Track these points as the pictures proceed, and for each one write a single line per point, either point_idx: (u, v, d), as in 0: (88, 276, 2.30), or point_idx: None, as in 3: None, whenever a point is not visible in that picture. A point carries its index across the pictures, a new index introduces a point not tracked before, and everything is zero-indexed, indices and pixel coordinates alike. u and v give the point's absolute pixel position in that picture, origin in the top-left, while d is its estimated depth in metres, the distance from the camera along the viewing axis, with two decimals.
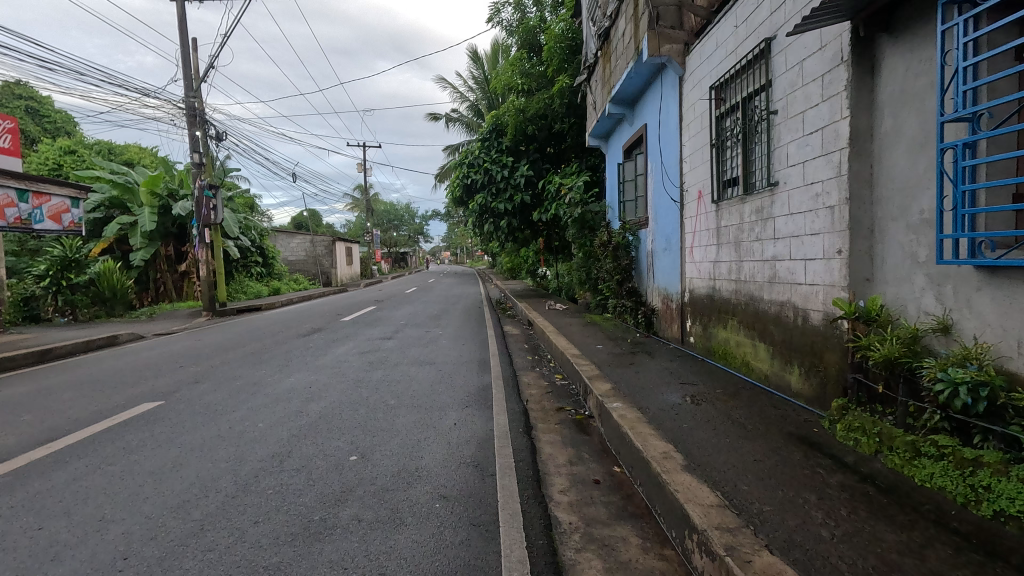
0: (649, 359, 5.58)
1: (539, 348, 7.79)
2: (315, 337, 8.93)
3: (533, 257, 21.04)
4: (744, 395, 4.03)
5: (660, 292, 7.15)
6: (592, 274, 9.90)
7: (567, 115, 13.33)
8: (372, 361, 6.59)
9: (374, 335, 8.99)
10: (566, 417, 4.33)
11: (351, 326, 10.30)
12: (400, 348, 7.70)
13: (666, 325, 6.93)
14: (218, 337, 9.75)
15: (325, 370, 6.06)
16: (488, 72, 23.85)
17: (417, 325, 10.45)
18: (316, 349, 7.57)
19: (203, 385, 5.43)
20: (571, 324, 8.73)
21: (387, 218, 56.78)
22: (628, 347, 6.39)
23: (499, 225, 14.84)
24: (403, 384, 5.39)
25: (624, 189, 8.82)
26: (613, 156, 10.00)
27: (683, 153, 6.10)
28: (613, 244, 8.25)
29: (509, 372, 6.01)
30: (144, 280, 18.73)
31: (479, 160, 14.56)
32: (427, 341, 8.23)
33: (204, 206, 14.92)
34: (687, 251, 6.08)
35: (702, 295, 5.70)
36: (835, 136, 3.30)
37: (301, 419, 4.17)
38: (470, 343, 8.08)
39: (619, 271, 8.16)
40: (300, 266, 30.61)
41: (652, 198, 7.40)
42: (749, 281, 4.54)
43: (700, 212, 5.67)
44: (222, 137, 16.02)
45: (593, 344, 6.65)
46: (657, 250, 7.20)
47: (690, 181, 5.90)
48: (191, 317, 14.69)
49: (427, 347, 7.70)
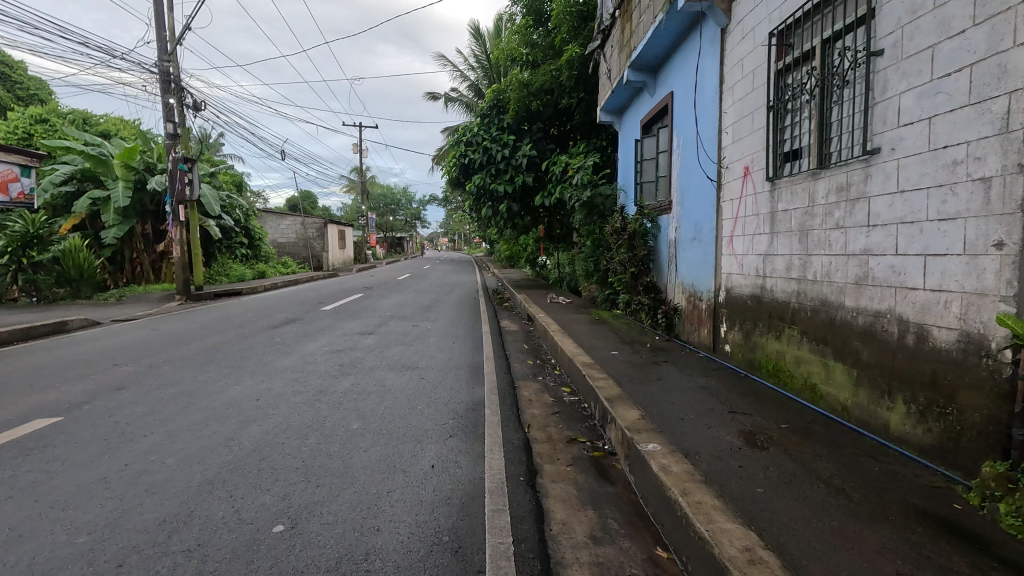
0: (679, 372, 4.54)
1: (541, 350, 6.74)
2: (286, 330, 7.85)
3: (533, 245, 19.95)
4: (822, 435, 3.00)
5: (684, 288, 6.13)
6: (601, 265, 8.85)
7: (575, 89, 12.21)
8: (344, 364, 5.53)
9: (354, 329, 7.92)
10: (580, 456, 3.28)
11: (330, 317, 9.24)
12: (381, 346, 6.64)
13: (691, 327, 5.90)
14: (179, 326, 8.64)
15: (284, 375, 5.00)
16: (489, 49, 22.63)
17: (405, 317, 9.36)
18: (281, 346, 6.50)
19: (126, 393, 4.36)
20: (577, 322, 7.66)
21: (384, 202, 55.48)
22: (649, 354, 5.34)
23: (499, 209, 13.74)
24: (374, 397, 4.33)
25: (642, 168, 7.75)
26: (629, 132, 8.92)
27: (723, 122, 5.05)
28: (629, 231, 7.20)
29: (507, 383, 4.95)
30: (119, 259, 17.67)
31: (478, 138, 13.43)
32: (411, 339, 7.16)
33: (179, 181, 13.76)
34: (725, 241, 5.04)
35: (745, 295, 4.65)
36: (999, 74, 2.24)
37: (227, 450, 3.12)
38: (461, 342, 7.02)
39: (634, 263, 7.12)
40: (290, 249, 29.43)
41: (678, 178, 6.35)
42: (822, 282, 3.49)
43: (746, 193, 4.63)
44: (200, 107, 14.86)
45: (607, 349, 5.59)
46: (682, 240, 6.16)
47: (733, 155, 4.84)
48: (162, 301, 13.59)
49: (413, 346, 6.65)
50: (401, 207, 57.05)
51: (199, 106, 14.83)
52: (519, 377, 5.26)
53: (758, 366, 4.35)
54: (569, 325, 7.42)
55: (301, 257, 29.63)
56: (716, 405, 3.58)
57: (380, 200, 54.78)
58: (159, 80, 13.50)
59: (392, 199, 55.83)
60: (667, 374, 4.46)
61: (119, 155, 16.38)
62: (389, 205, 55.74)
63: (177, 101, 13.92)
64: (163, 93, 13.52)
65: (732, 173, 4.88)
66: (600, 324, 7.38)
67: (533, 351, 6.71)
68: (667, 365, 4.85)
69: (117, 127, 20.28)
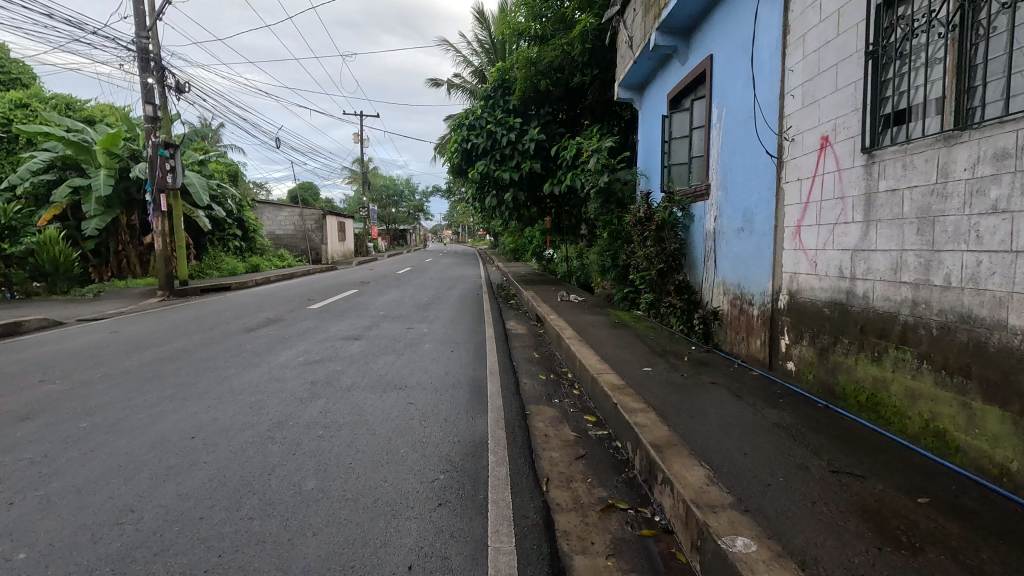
0: (737, 400, 3.55)
1: (556, 360, 5.76)
2: (263, 334, 6.88)
3: (540, 238, 18.94)
4: (989, 519, 2.03)
5: (727, 288, 5.15)
6: (620, 260, 7.86)
7: (588, 66, 11.17)
8: (318, 380, 4.57)
9: (340, 332, 6.94)
10: (625, 538, 2.31)
11: (316, 318, 8.26)
12: (366, 354, 5.66)
13: (737, 336, 4.92)
14: (146, 327, 7.69)
15: (240, 397, 4.04)
16: (493, 32, 21.50)
17: (400, 317, 8.37)
18: (250, 355, 5.52)
19: (31, 425, 3.41)
20: (595, 326, 6.68)
21: (386, 193, 54.43)
22: (689, 371, 4.36)
23: (504, 198, 12.73)
24: (346, 433, 3.36)
25: (671, 148, 6.74)
26: (654, 108, 7.86)
27: (787, 82, 4.03)
28: (656, 222, 6.19)
29: (516, 409, 3.98)
30: (103, 251, 16.86)
31: (482, 121, 12.40)
32: (405, 345, 6.20)
33: (159, 167, 12.79)
34: (788, 233, 4.05)
35: (820, 303, 3.65)
36: None
37: (117, 534, 2.17)
38: (462, 349, 6.02)
39: (660, 259, 6.13)
40: (288, 241, 28.49)
41: (719, 157, 5.33)
42: (960, 290, 2.50)
43: (821, 171, 3.63)
44: (183, 89, 13.91)
45: (636, 363, 4.61)
46: (725, 231, 5.16)
47: (803, 123, 3.83)
48: (143, 297, 12.68)
49: (404, 355, 5.66)
50: (404, 198, 55.96)
51: (182, 88, 13.88)
52: (530, 400, 4.28)
53: (842, 395, 3.37)
54: (585, 329, 6.44)
55: (299, 249, 28.65)
56: (806, 458, 2.61)
57: (382, 191, 53.72)
58: (137, 58, 12.56)
59: (394, 191, 54.80)
60: (722, 403, 3.49)
61: (101, 141, 15.42)
62: (392, 197, 54.68)
63: (157, 81, 12.99)
64: (141, 73, 12.58)
65: (800, 146, 3.87)
66: (622, 329, 6.38)
67: (546, 361, 5.73)
68: (718, 388, 3.86)
69: (103, 113, 19.30)
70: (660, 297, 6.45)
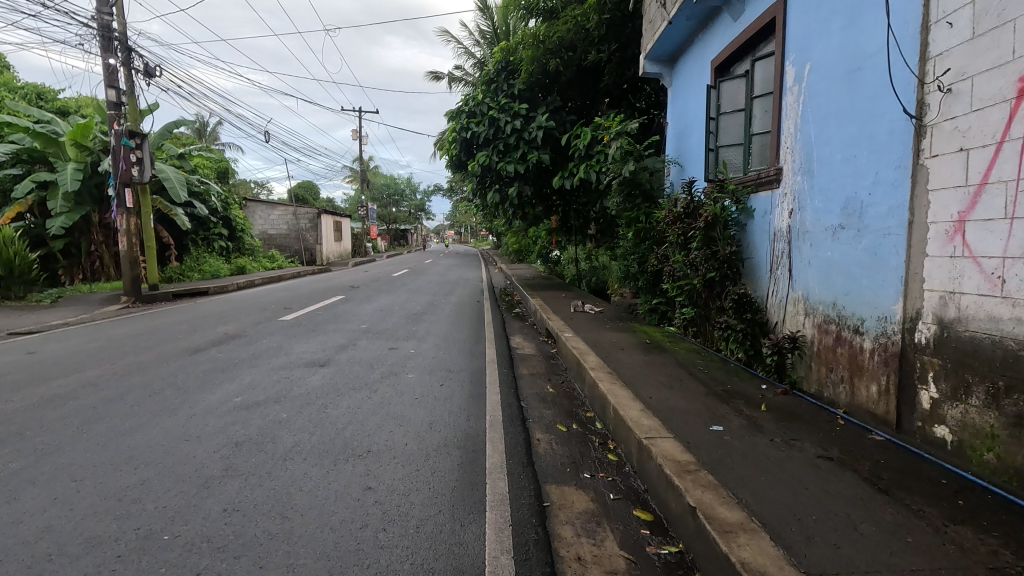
0: (891, 503, 2.19)
1: (578, 398, 4.41)
2: (209, 356, 5.54)
3: (545, 237, 17.64)
4: None
5: (813, 308, 3.82)
6: (650, 266, 6.52)
7: (604, 40, 9.82)
8: (247, 440, 3.23)
9: (305, 355, 5.60)
10: None
11: (283, 334, 6.91)
12: (328, 391, 4.30)
13: (830, 375, 3.60)
14: (74, 345, 6.35)
15: (113, 475, 2.69)
16: (496, 20, 20.14)
17: (384, 333, 7.02)
18: (173, 392, 4.17)
19: None
20: (624, 349, 5.32)
21: (386, 193, 53.08)
22: (780, 431, 3.00)
23: (508, 194, 11.41)
24: (248, 563, 2.01)
25: (721, 126, 5.40)
26: (693, 81, 6.51)
27: (938, 4, 2.69)
28: (705, 218, 4.84)
29: (529, 500, 2.61)
30: (74, 251, 15.66)
31: (483, 107, 11.11)
32: (381, 375, 4.83)
33: (123, 159, 11.49)
34: (935, 231, 2.72)
35: (1012, 344, 2.31)
36: None
37: None
38: (454, 382, 4.66)
39: (709, 266, 4.80)
40: (280, 241, 27.19)
41: (800, 130, 3.98)
42: None
43: (1019, 131, 2.30)
44: (153, 74, 12.64)
45: (698, 418, 3.25)
46: (810, 230, 3.84)
47: (974, 61, 2.49)
48: (105, 303, 11.38)
49: (377, 392, 4.29)
50: (405, 198, 54.63)
51: (152, 72, 12.60)
52: (548, 477, 2.92)
53: None
54: (613, 354, 5.08)
55: (292, 250, 27.30)
56: None
57: (382, 190, 52.40)
58: (98, 37, 11.29)
59: (395, 191, 53.52)
60: (869, 512, 2.13)
61: (71, 132, 14.19)
62: (392, 196, 53.33)
63: (122, 64, 11.73)
64: (102, 53, 11.31)
65: (967, 99, 2.54)
66: (660, 355, 5.01)
67: (565, 400, 4.37)
68: (840, 472, 2.49)
69: (78, 104, 18.00)
70: (711, 313, 5.12)
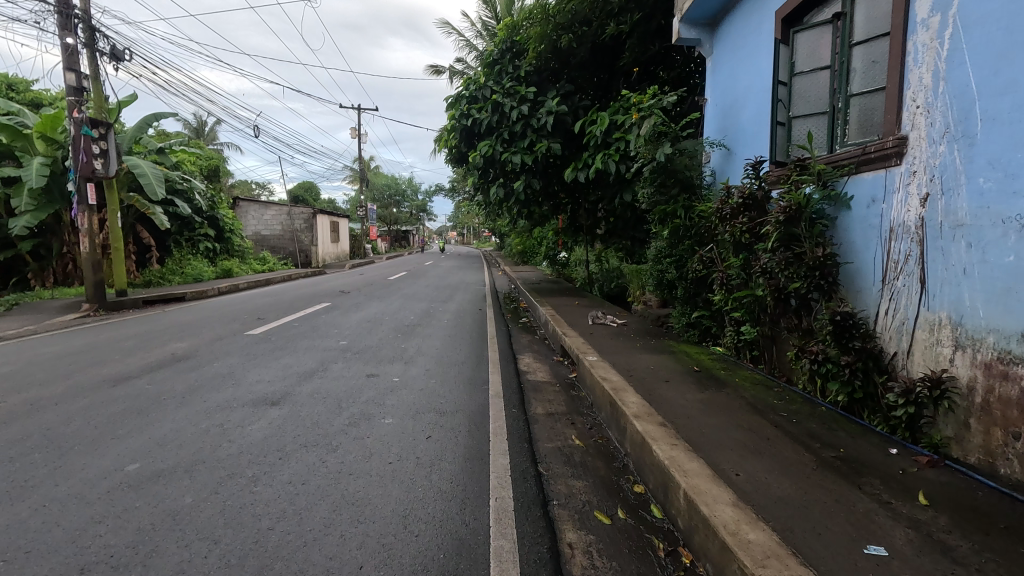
0: None
1: (618, 459, 3.18)
2: (136, 388, 4.34)
3: (552, 238, 16.41)
4: None
5: (972, 338, 2.59)
6: (692, 271, 5.30)
7: (625, 10, 8.60)
8: (107, 561, 2.02)
9: (258, 388, 4.38)
10: None
11: (244, 354, 5.70)
12: (268, 450, 3.08)
13: (1015, 444, 2.36)
14: None
15: None
16: (499, 8, 18.91)
17: (365, 353, 5.80)
18: (48, 454, 2.96)
19: None
20: (669, 381, 4.09)
21: (387, 192, 51.92)
22: (989, 564, 1.80)
23: (513, 188, 10.21)
24: None
25: (795, 92, 4.17)
26: (747, 40, 5.27)
27: None
28: (784, 208, 3.61)
29: None
30: (45, 253, 14.51)
31: (485, 92, 9.95)
32: (348, 421, 3.61)
33: (83, 151, 10.31)
34: None
35: None
36: None
37: None
38: (447, 433, 3.45)
39: (786, 273, 3.58)
40: (275, 242, 26.04)
41: (946, 79, 2.75)
42: None
43: None
44: (122, 57, 11.48)
45: (831, 527, 2.02)
46: (969, 223, 2.61)
47: None
48: (64, 311, 10.20)
49: (336, 452, 3.07)
50: (406, 198, 53.48)
51: (119, 54, 11.40)
52: None
53: None
54: (657, 389, 3.85)
55: (286, 251, 26.12)
56: None
57: (383, 190, 51.26)
58: (56, 13, 10.09)
59: (395, 191, 52.38)
60: None
61: (39, 123, 12.99)
62: (393, 197, 52.17)
63: (83, 44, 10.55)
64: (59, 31, 10.10)
65: None
66: (721, 393, 3.78)
67: (599, 463, 3.14)
68: None
69: (53, 96, 16.82)
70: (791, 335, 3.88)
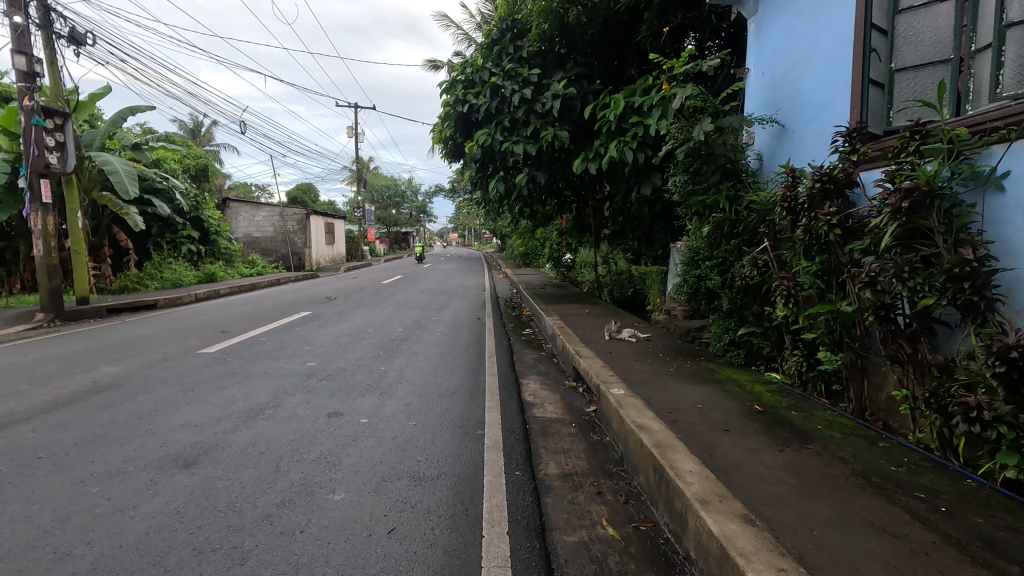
0: None
1: (677, 571, 2.09)
2: (14, 438, 3.26)
3: (556, 239, 15.32)
4: None
5: None
6: (741, 278, 4.21)
7: None
8: None
9: (176, 437, 3.29)
10: None
11: (183, 382, 4.61)
12: (138, 567, 2.00)
13: None
14: None
15: None
16: None
17: (334, 380, 4.70)
18: None
19: None
20: (730, 431, 2.99)
21: (386, 193, 50.81)
22: None
23: (515, 183, 9.14)
24: None
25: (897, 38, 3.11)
26: None
27: None
28: (907, 190, 2.52)
29: None
30: (10, 258, 13.45)
31: (483, 75, 8.89)
32: (279, 499, 2.53)
33: (34, 143, 9.25)
34: None
35: None
36: None
37: None
38: (421, 523, 2.35)
39: (906, 283, 2.51)
40: (266, 244, 24.98)
41: None
42: None
43: None
44: (83, 42, 10.42)
45: None
46: None
47: None
48: (13, 323, 9.12)
49: (244, 570, 1.99)
50: (406, 199, 52.42)
51: (80, 38, 10.34)
52: None
53: None
54: (718, 446, 2.75)
55: (279, 253, 25.06)
56: None
57: (382, 191, 50.25)
58: None
59: (395, 191, 51.36)
60: None
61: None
62: (392, 198, 51.13)
63: (36, 25, 9.48)
64: (7, 9, 9.03)
65: None
66: (809, 454, 2.68)
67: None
68: None
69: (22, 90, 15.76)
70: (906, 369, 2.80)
